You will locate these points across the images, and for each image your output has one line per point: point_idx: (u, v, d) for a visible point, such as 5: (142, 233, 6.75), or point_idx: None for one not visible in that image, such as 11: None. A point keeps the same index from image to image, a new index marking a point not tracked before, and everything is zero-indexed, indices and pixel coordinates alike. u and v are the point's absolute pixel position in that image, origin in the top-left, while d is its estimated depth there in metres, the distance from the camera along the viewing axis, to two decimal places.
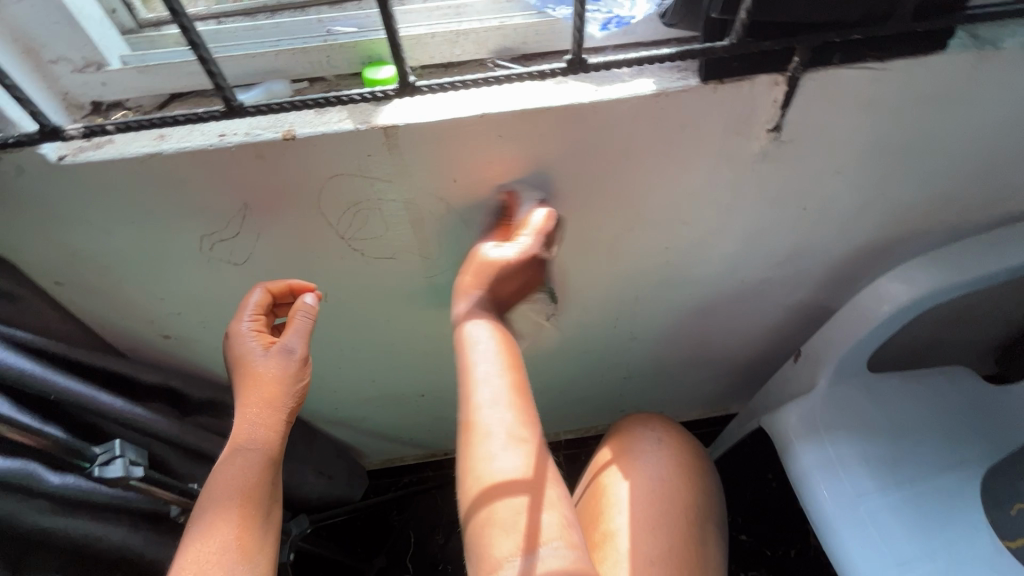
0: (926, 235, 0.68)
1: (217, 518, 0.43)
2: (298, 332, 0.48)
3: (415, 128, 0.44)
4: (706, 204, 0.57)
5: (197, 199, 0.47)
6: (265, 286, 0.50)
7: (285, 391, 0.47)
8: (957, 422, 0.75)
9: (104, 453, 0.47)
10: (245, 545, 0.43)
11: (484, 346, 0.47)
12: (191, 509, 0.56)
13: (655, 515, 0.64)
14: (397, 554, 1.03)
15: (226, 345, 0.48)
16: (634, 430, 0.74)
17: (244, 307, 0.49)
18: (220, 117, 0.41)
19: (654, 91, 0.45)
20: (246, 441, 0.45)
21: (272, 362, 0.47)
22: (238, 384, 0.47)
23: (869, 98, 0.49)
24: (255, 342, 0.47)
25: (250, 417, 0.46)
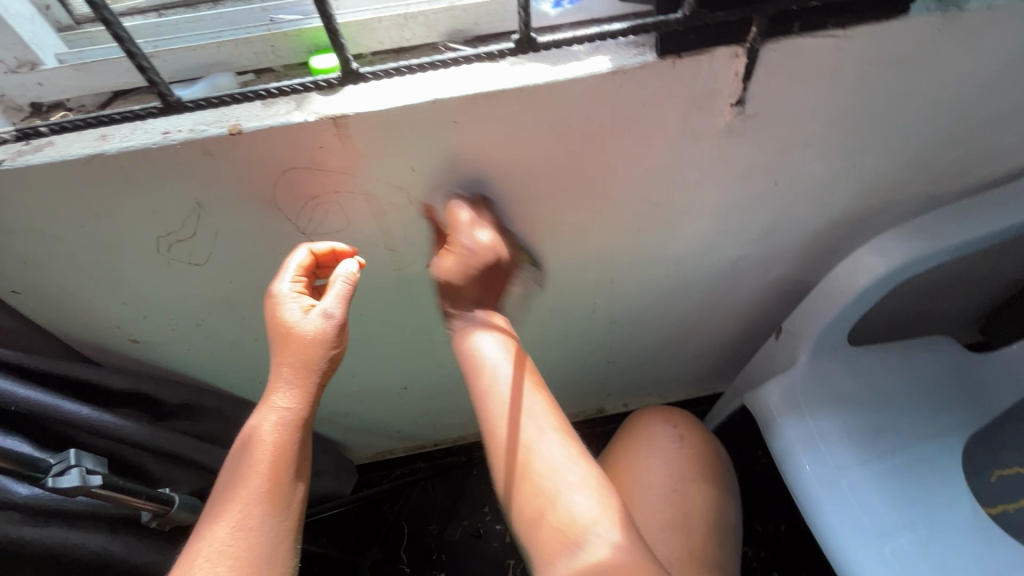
0: (901, 205, 0.67)
1: (250, 477, 0.43)
2: (342, 297, 0.46)
3: (365, 117, 0.43)
4: (675, 182, 0.56)
5: (148, 199, 0.46)
6: (309, 248, 0.48)
7: (322, 353, 0.45)
8: (937, 391, 0.75)
9: (58, 463, 0.45)
10: (276, 504, 0.43)
11: (494, 359, 0.51)
12: (164, 514, 0.56)
13: (671, 516, 0.64)
14: (392, 546, 1.04)
15: (265, 310, 0.46)
16: (656, 425, 0.73)
17: (284, 270, 0.47)
18: (157, 114, 0.40)
19: (610, 68, 0.44)
20: (286, 406, 0.45)
21: (314, 327, 0.45)
22: (275, 348, 0.46)
23: (833, 67, 0.48)
24: (294, 306, 0.46)
25: (290, 383, 0.45)
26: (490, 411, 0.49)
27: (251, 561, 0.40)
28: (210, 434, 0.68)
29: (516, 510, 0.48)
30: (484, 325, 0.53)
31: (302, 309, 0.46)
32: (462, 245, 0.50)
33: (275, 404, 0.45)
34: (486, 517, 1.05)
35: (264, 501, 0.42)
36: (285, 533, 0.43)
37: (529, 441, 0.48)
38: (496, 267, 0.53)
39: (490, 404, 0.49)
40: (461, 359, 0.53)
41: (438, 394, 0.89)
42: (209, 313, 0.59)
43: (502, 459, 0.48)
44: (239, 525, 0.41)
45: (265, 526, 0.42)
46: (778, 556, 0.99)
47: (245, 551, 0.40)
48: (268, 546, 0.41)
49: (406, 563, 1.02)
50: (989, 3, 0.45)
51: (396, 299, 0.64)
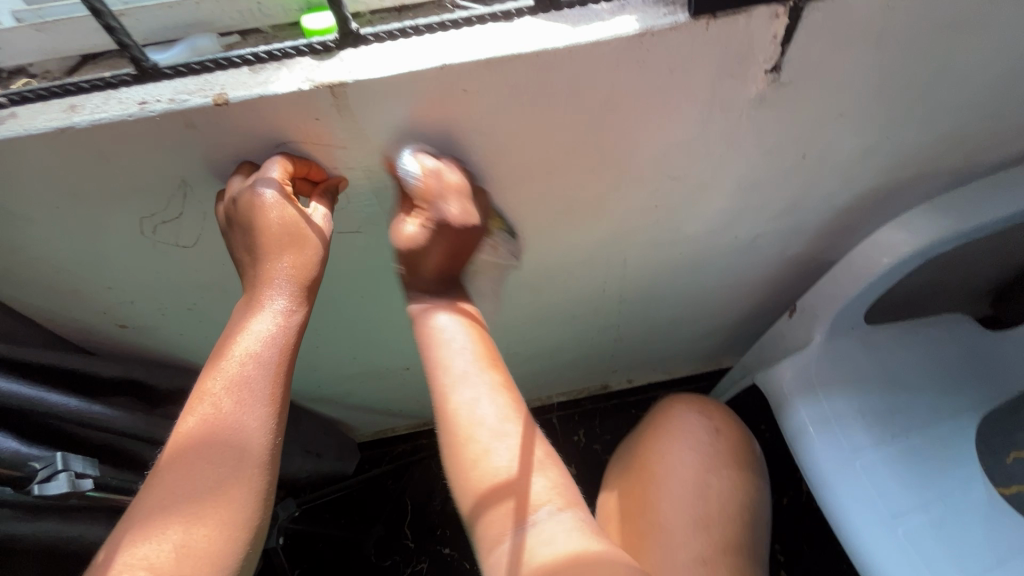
0: (931, 180, 0.64)
1: (236, 412, 0.37)
2: (326, 222, 0.43)
3: (366, 86, 0.39)
4: (699, 156, 0.52)
5: (127, 177, 0.42)
6: (282, 160, 0.41)
7: (314, 275, 0.43)
8: (952, 370, 0.73)
9: (44, 469, 0.41)
10: (278, 407, 0.39)
11: (455, 342, 0.47)
12: None
13: (705, 515, 0.64)
14: (396, 522, 1.03)
15: (249, 206, 0.39)
16: (677, 413, 0.71)
17: (266, 176, 0.40)
18: (131, 81, 0.38)
19: (638, 30, 0.39)
20: (285, 314, 0.41)
21: (315, 245, 0.42)
22: (262, 252, 0.41)
23: (880, 29, 0.43)
24: (286, 211, 0.40)
25: (288, 289, 0.41)
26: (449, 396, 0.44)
27: (239, 515, 0.35)
28: None
29: (480, 517, 0.42)
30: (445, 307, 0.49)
31: (295, 219, 0.41)
32: (435, 214, 0.45)
33: (271, 310, 0.41)
34: None
35: (266, 402, 0.38)
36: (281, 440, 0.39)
37: (471, 404, 0.44)
38: (467, 238, 0.48)
39: (450, 403, 0.44)
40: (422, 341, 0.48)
41: None
42: (201, 297, 0.56)
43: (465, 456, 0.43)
44: (241, 429, 0.37)
45: (269, 432, 0.38)
46: (780, 529, 1.00)
47: (250, 459, 0.36)
48: (268, 450, 0.38)
49: (410, 539, 1.02)
50: None
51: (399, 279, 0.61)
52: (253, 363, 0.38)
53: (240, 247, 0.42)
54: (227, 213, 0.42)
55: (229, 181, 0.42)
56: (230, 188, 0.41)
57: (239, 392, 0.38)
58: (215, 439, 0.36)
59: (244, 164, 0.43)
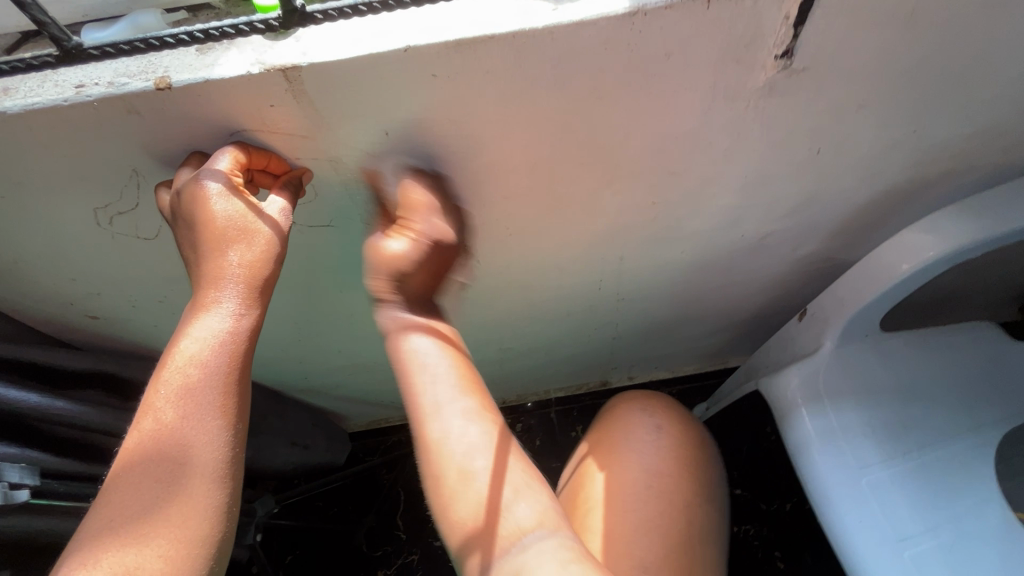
0: (961, 178, 0.58)
1: (183, 423, 0.35)
2: (286, 212, 0.40)
3: (322, 69, 0.35)
4: (700, 150, 0.47)
5: (72, 165, 0.39)
6: (235, 149, 0.38)
7: (268, 268, 0.40)
8: (973, 383, 0.68)
9: None
10: (228, 417, 0.37)
11: (434, 370, 0.44)
12: None
13: (647, 516, 0.58)
14: (387, 513, 1.03)
15: (192, 202, 0.36)
16: (629, 410, 0.66)
17: (212, 166, 0.37)
18: (55, 62, 0.35)
19: (629, 8, 0.35)
20: (236, 315, 0.38)
21: (267, 236, 0.39)
22: (206, 248, 0.38)
23: (909, 10, 0.38)
24: (231, 203, 0.37)
25: (237, 288, 0.38)
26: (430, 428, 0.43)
27: (191, 533, 0.34)
28: None
29: (468, 556, 0.42)
30: (429, 330, 0.47)
31: (243, 213, 0.39)
32: (421, 233, 0.45)
33: (219, 312, 0.38)
34: None
35: (214, 413, 0.36)
36: (236, 450, 0.37)
37: (449, 425, 0.43)
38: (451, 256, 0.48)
39: (428, 431, 0.43)
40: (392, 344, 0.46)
41: None
42: (171, 289, 0.54)
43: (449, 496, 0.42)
44: (189, 444, 0.35)
45: (220, 444, 0.36)
46: (780, 536, 0.96)
47: (199, 475, 0.35)
48: (221, 463, 0.36)
49: (402, 530, 1.01)
50: None
51: None
52: (199, 370, 0.36)
53: (183, 242, 0.39)
54: (169, 204, 0.39)
55: (177, 171, 0.39)
56: (176, 180, 0.39)
57: (185, 402, 0.35)
58: (160, 453, 0.34)
59: (191, 155, 0.40)
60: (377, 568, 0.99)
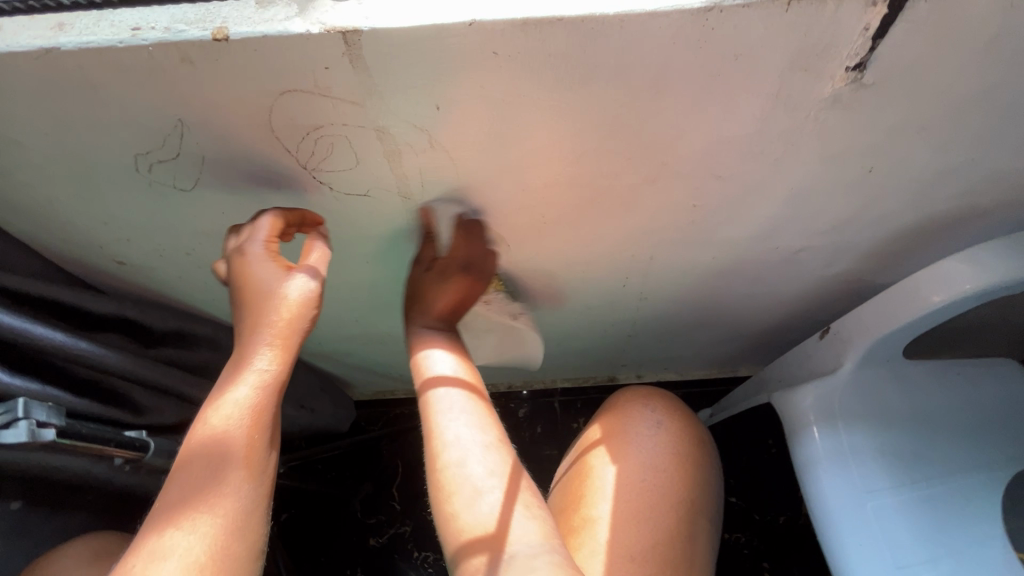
0: (1011, 212, 0.56)
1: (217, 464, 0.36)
2: (322, 261, 0.44)
3: (383, 36, 0.34)
4: (750, 157, 0.46)
5: (119, 108, 0.38)
6: (277, 211, 0.44)
7: (306, 317, 0.42)
8: (990, 420, 0.68)
9: (5, 414, 0.40)
10: (254, 467, 0.38)
11: (458, 414, 0.49)
12: (138, 459, 0.51)
13: (642, 507, 0.57)
14: (385, 483, 1.04)
15: (240, 267, 0.42)
16: (632, 405, 0.66)
17: (256, 232, 0.43)
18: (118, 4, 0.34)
19: (705, 3, 0.34)
20: (273, 362, 0.40)
21: (303, 288, 0.42)
22: (249, 309, 0.42)
23: (993, 34, 0.37)
24: (272, 267, 0.42)
25: (272, 341, 0.41)
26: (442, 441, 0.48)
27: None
28: (203, 365, 0.66)
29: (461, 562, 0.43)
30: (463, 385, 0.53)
31: (280, 271, 0.42)
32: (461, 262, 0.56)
33: (256, 362, 0.40)
34: None
35: (242, 461, 0.37)
36: (259, 507, 0.37)
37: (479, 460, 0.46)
38: (474, 292, 0.59)
39: (435, 446, 0.48)
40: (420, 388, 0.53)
41: None
42: (200, 243, 0.54)
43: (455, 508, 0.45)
44: (220, 488, 0.36)
45: (249, 491, 0.37)
46: (771, 548, 0.97)
47: (222, 526, 0.35)
48: (249, 509, 0.36)
49: (396, 502, 1.03)
50: None
51: (408, 249, 0.58)
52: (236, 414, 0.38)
53: (231, 306, 0.43)
54: (222, 275, 0.45)
55: (225, 242, 0.46)
56: (226, 249, 0.45)
57: (220, 446, 0.37)
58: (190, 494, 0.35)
59: (234, 229, 0.46)
60: (369, 536, 1.01)
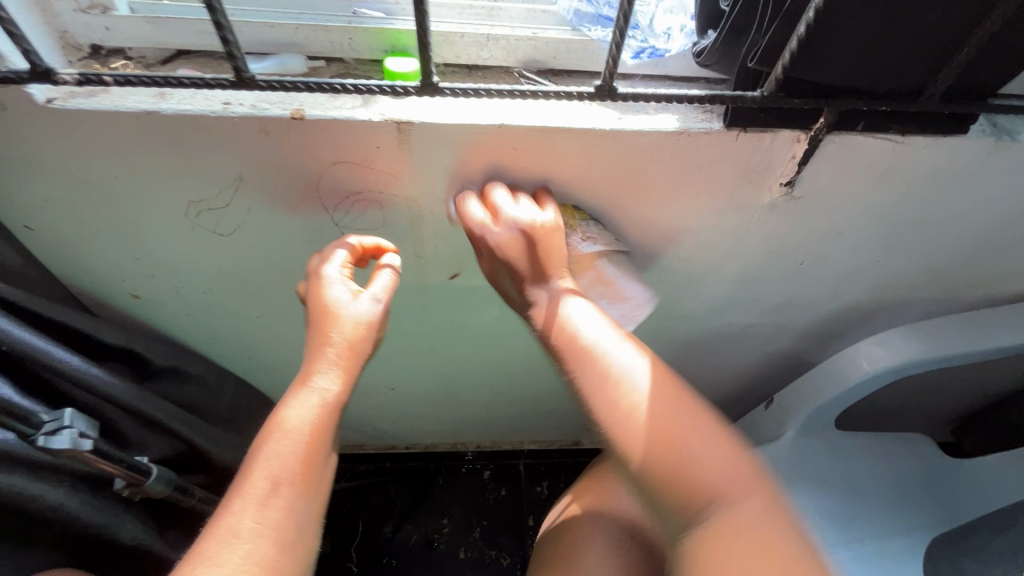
0: (912, 306, 0.69)
1: (271, 474, 0.38)
2: (390, 283, 0.47)
3: (430, 128, 0.43)
4: (708, 245, 0.57)
5: (192, 162, 0.45)
6: (351, 239, 0.49)
7: (370, 339, 0.45)
8: (910, 489, 0.77)
9: (51, 423, 0.46)
10: (307, 486, 0.39)
11: (591, 326, 0.39)
12: (138, 485, 0.54)
13: None
14: (343, 542, 1.03)
15: (317, 287, 0.45)
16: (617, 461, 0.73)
17: (330, 258, 0.47)
18: (225, 86, 0.38)
19: (677, 128, 0.44)
20: (333, 379, 0.43)
21: (371, 310, 0.45)
22: (317, 328, 0.44)
23: (884, 169, 0.49)
24: (344, 290, 0.45)
25: (335, 360, 0.43)
26: (592, 356, 0.38)
27: None
28: (192, 403, 0.67)
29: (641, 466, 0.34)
30: (563, 287, 0.42)
31: (350, 295, 0.45)
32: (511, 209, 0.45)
33: (320, 380, 0.42)
34: (442, 530, 1.05)
35: (296, 475, 0.39)
36: (309, 522, 0.39)
37: (628, 384, 0.37)
38: (547, 238, 0.43)
39: (586, 374, 0.37)
40: (545, 326, 0.40)
41: (422, 401, 0.88)
42: (220, 283, 0.58)
43: (630, 430, 0.35)
44: (270, 502, 0.37)
45: (297, 508, 0.38)
46: None
47: (271, 538, 0.36)
48: (298, 524, 0.37)
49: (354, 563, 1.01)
50: None
51: (410, 303, 0.64)
52: (296, 428, 0.40)
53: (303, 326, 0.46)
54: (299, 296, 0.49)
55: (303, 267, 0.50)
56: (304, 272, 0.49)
57: (276, 457, 0.39)
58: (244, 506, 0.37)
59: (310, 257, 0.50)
60: None
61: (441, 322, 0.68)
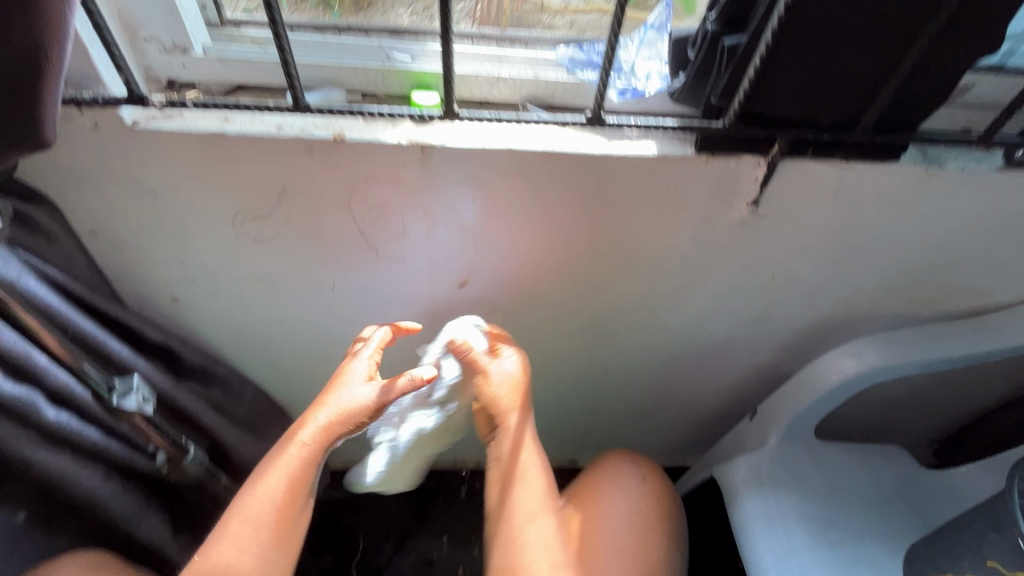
0: (878, 319, 0.76)
1: (252, 512, 0.51)
2: (399, 386, 0.55)
3: (449, 149, 0.51)
4: (689, 258, 0.64)
5: (244, 177, 0.53)
6: (392, 326, 0.62)
7: (351, 425, 0.55)
8: (890, 497, 0.81)
9: (122, 386, 0.53)
10: (277, 529, 0.51)
11: (529, 477, 0.58)
12: (177, 460, 0.62)
13: (625, 548, 0.65)
14: (343, 559, 1.04)
15: (343, 364, 0.58)
16: (618, 462, 0.74)
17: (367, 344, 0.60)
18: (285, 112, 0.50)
19: (655, 153, 0.52)
20: (308, 446, 0.53)
21: (362, 400, 0.55)
22: (320, 401, 0.56)
23: (835, 190, 0.57)
24: (360, 373, 0.57)
25: (315, 431, 0.54)
26: (515, 502, 0.57)
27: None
28: (215, 403, 0.72)
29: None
30: (512, 420, 0.59)
31: (359, 380, 0.57)
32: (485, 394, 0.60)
33: (297, 441, 0.54)
34: (441, 548, 1.07)
35: (268, 515, 0.51)
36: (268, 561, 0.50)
37: (541, 564, 0.54)
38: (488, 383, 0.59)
39: (518, 469, 0.58)
40: (502, 443, 0.59)
41: None
42: (252, 288, 0.65)
43: (514, 573, 0.54)
44: (248, 526, 0.51)
45: (257, 552, 0.50)
46: None
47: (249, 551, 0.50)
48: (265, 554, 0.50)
49: None
50: (963, 166, 0.56)
51: (420, 311, 0.70)
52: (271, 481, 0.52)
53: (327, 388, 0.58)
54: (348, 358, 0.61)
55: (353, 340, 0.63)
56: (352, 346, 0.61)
57: (257, 501, 0.52)
58: (234, 523, 0.51)
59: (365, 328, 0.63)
60: None
61: None
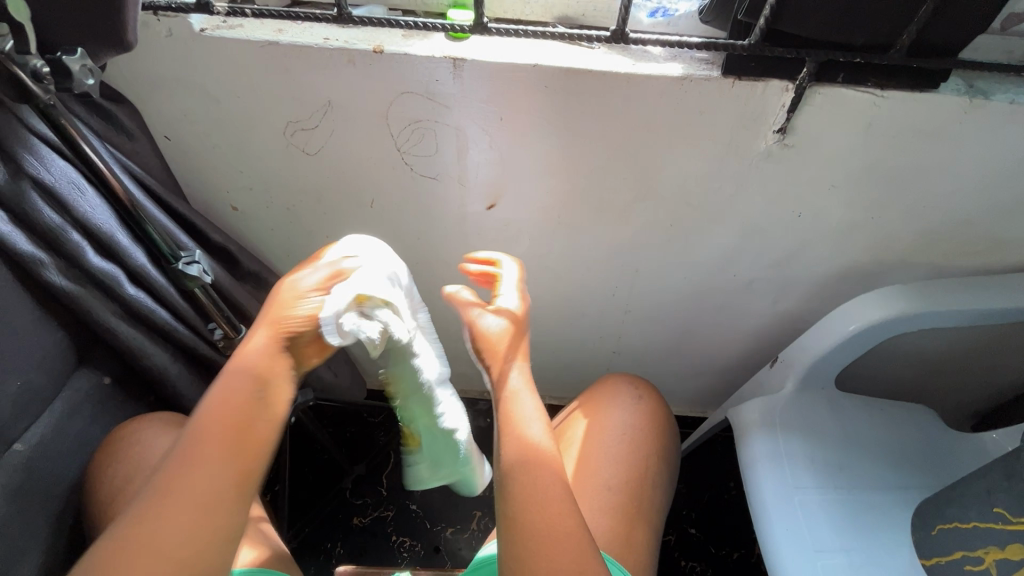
0: (913, 269, 0.74)
1: (212, 415, 0.43)
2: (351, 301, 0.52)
3: (479, 64, 0.54)
4: (712, 190, 0.65)
5: (294, 88, 0.58)
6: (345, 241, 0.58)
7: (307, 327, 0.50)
8: (907, 451, 0.80)
9: (187, 257, 0.58)
10: (237, 442, 0.43)
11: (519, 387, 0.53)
12: (231, 338, 0.67)
13: (619, 457, 0.69)
14: (375, 469, 1.14)
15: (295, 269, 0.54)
16: (619, 384, 0.77)
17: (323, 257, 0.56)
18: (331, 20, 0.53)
19: (680, 74, 0.53)
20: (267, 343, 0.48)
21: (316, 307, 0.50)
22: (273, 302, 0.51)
23: (868, 121, 0.56)
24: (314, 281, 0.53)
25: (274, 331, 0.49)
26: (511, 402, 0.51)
27: (199, 501, 0.40)
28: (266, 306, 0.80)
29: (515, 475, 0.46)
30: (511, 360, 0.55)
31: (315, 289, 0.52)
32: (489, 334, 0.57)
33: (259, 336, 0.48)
34: None
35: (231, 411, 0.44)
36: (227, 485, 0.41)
37: (539, 434, 0.50)
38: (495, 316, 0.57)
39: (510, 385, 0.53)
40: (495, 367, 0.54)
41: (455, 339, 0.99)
42: (300, 200, 0.72)
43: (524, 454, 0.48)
44: (209, 431, 0.43)
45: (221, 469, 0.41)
46: None
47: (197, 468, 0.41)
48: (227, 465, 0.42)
49: (383, 487, 1.12)
50: (1012, 99, 0.53)
51: (451, 233, 0.75)
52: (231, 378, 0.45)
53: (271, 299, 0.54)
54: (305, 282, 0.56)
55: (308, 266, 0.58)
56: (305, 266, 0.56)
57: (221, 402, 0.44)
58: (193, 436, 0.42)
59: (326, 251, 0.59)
60: (353, 516, 1.09)
61: (477, 255, 0.78)
